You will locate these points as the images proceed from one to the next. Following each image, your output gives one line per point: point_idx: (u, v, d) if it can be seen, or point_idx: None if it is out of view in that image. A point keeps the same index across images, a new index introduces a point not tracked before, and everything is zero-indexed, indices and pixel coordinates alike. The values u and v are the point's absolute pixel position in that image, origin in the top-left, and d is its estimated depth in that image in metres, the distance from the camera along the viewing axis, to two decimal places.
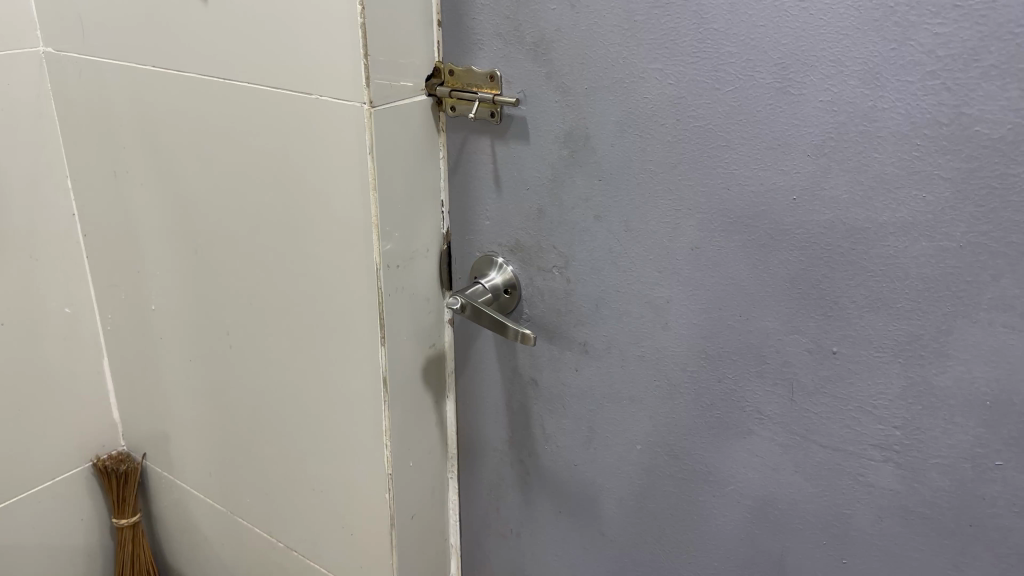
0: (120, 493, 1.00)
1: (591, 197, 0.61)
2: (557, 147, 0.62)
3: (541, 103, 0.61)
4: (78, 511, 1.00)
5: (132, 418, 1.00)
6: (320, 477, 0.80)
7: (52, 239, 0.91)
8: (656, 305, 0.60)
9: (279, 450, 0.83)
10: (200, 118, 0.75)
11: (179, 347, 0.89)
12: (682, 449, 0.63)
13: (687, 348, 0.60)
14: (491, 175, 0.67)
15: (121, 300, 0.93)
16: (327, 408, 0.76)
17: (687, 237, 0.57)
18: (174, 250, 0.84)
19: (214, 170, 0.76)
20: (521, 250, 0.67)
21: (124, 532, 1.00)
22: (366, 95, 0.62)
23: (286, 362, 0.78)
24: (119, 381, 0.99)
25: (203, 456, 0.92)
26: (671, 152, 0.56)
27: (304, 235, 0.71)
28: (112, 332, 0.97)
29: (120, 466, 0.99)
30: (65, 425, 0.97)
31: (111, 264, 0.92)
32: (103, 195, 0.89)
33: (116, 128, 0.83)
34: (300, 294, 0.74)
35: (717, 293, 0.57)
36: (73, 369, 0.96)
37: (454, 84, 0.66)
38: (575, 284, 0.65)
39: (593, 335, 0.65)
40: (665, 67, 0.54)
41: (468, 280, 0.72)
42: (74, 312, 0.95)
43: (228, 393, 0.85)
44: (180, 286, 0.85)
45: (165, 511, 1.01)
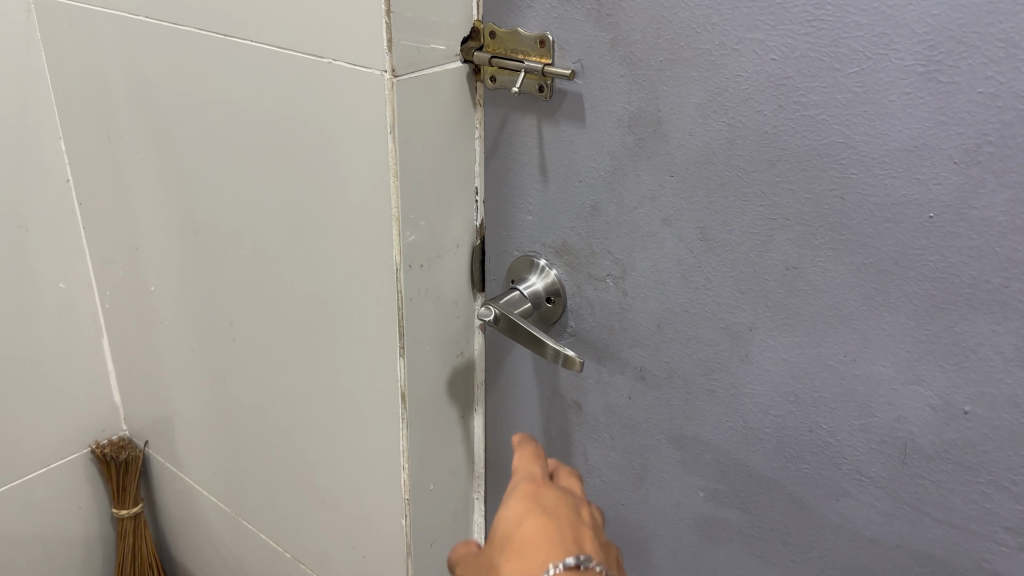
0: (121, 482, 0.93)
1: (659, 196, 0.50)
2: (620, 133, 0.50)
3: (602, 77, 0.50)
4: (78, 498, 0.94)
5: (133, 403, 0.92)
6: (330, 491, 0.71)
7: (43, 208, 0.82)
8: (734, 333, 0.49)
9: (285, 458, 0.74)
10: (199, 79, 0.64)
11: (180, 334, 0.80)
12: (756, 503, 0.52)
13: (771, 388, 0.49)
14: (537, 161, 0.55)
15: (121, 278, 0.84)
16: (338, 417, 0.67)
17: (782, 253, 0.46)
18: (174, 228, 0.74)
19: (215, 141, 0.66)
20: (569, 253, 0.56)
21: (124, 523, 0.94)
22: (387, 62, 0.50)
23: (295, 362, 0.68)
24: (121, 364, 0.91)
25: (206, 452, 0.84)
26: (768, 147, 0.44)
27: (315, 223, 0.61)
28: (112, 311, 0.88)
29: (121, 454, 0.92)
30: (60, 409, 0.89)
31: (109, 237, 0.83)
32: (98, 160, 0.79)
33: (109, 88, 0.73)
34: (309, 290, 0.64)
35: (814, 325, 0.46)
36: (68, 349, 0.88)
37: (494, 50, 0.54)
38: (633, 299, 0.54)
39: (652, 361, 0.54)
40: (768, 38, 0.42)
41: (504, 284, 0.61)
42: (69, 287, 0.86)
43: (231, 388, 0.76)
44: (179, 268, 0.75)
45: (170, 503, 0.95)
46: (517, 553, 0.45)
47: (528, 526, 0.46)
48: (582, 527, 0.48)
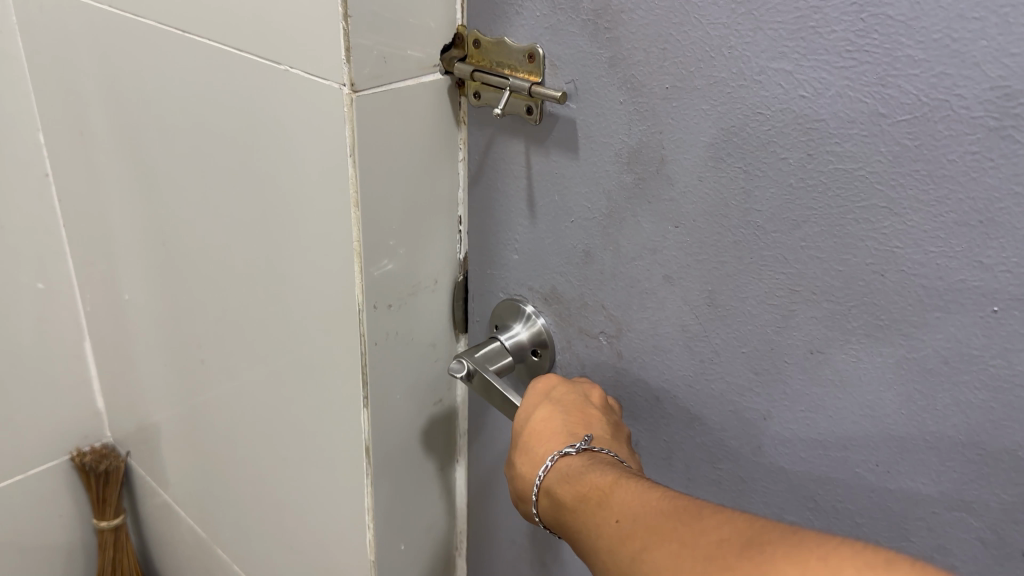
0: (101, 494, 0.89)
1: (661, 248, 0.41)
2: (617, 171, 0.42)
3: (599, 102, 0.41)
4: (56, 507, 0.89)
5: (116, 411, 0.87)
6: (298, 535, 0.65)
7: (19, 205, 0.76)
8: (744, 420, 0.41)
9: (257, 493, 0.68)
10: (161, 78, 0.57)
11: (155, 348, 0.74)
12: None
13: (785, 487, 0.41)
14: (525, 194, 0.47)
15: (98, 283, 0.78)
16: (304, 460, 0.60)
17: (803, 335, 0.37)
18: (144, 236, 0.68)
19: (179, 147, 0.59)
20: (559, 302, 0.48)
21: (104, 536, 0.91)
22: (345, 74, 0.42)
23: (262, 395, 0.62)
24: (104, 370, 0.86)
25: (182, 474, 0.78)
26: (791, 206, 0.36)
27: (277, 249, 0.54)
28: (93, 314, 0.83)
29: (101, 464, 0.88)
30: (39, 416, 0.84)
31: (87, 238, 0.77)
32: (73, 157, 0.73)
33: (78, 79, 0.66)
34: (274, 321, 0.57)
35: (841, 424, 0.37)
36: (47, 352, 0.83)
37: (479, 62, 0.46)
38: (629, 363, 0.46)
39: (650, 437, 0.46)
40: (797, 69, 0.34)
41: (488, 327, 0.54)
42: (48, 288, 0.81)
43: (202, 412, 0.70)
44: (151, 279, 0.69)
45: (150, 516, 0.91)
46: (528, 443, 0.45)
47: (537, 416, 0.46)
48: (598, 404, 0.46)
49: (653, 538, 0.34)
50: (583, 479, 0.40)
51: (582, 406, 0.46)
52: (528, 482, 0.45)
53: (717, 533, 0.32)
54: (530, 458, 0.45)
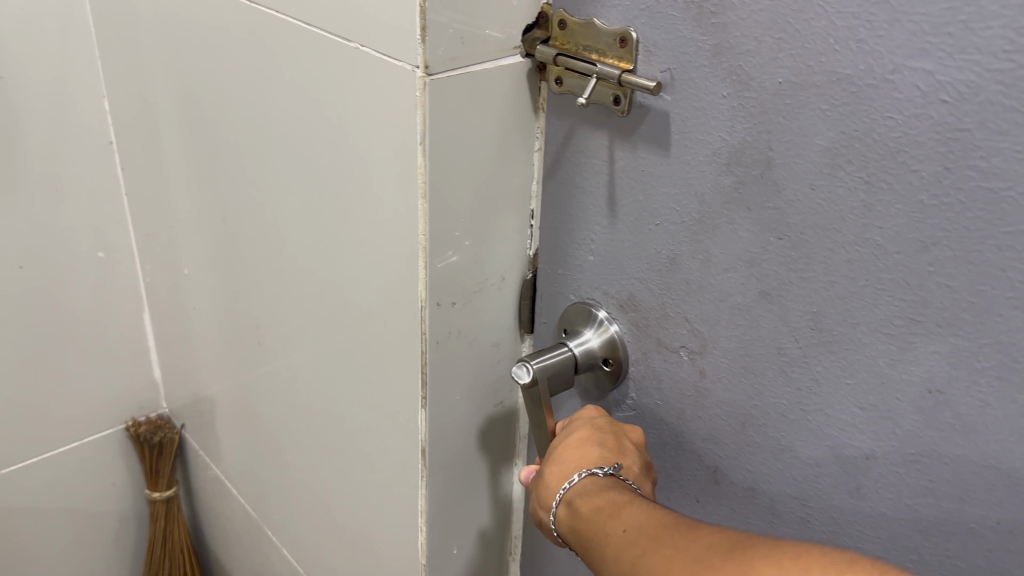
0: (154, 465, 0.89)
1: (759, 261, 0.37)
2: (714, 173, 0.38)
3: (698, 95, 0.37)
4: (111, 476, 0.90)
5: (171, 383, 0.87)
6: (349, 527, 0.63)
7: (82, 173, 0.75)
8: (842, 457, 0.37)
9: (308, 482, 0.66)
10: (224, 50, 0.54)
11: (211, 330, 0.72)
12: None
13: (885, 535, 0.37)
14: (603, 192, 0.43)
15: (159, 257, 0.77)
16: (357, 454, 0.58)
17: (922, 371, 0.33)
18: (205, 211, 0.66)
19: (240, 123, 0.56)
20: (637, 310, 0.45)
21: (156, 506, 0.91)
22: (420, 56, 0.39)
23: (317, 383, 0.60)
24: (162, 344, 0.85)
25: (233, 455, 0.77)
26: (920, 226, 0.31)
27: (336, 241, 0.51)
28: (153, 285, 0.82)
29: (155, 436, 0.87)
30: (97, 385, 0.85)
31: (149, 209, 0.75)
32: (138, 129, 0.71)
33: (143, 45, 0.64)
34: (330, 312, 0.55)
35: (957, 474, 0.33)
36: (109, 322, 0.83)
37: (562, 45, 0.42)
38: (711, 383, 0.42)
39: (729, 464, 0.43)
40: (939, 69, 0.29)
41: (556, 330, 0.50)
42: (109, 257, 0.80)
43: (257, 393, 0.69)
44: (211, 254, 0.67)
45: (202, 490, 0.90)
46: (558, 454, 0.42)
47: (574, 434, 0.43)
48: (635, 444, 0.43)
49: (655, 546, 0.33)
50: (606, 496, 0.38)
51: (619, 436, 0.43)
52: (546, 496, 0.42)
53: (706, 542, 0.32)
54: (556, 470, 0.42)
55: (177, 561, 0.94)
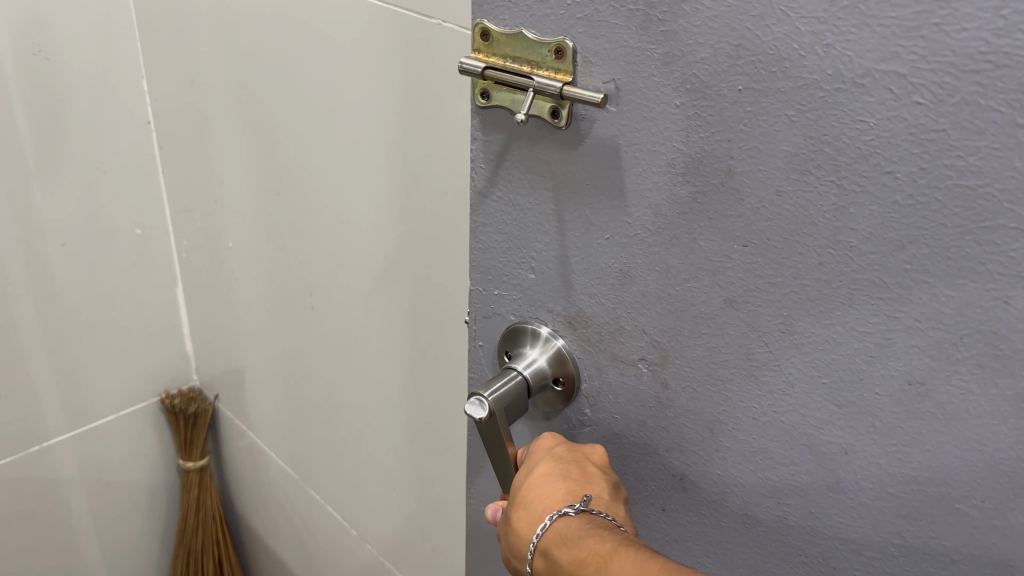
0: (188, 435, 1.00)
1: (723, 269, 0.37)
2: (669, 183, 0.37)
3: (648, 105, 0.36)
4: (145, 448, 1.01)
5: (206, 355, 0.98)
6: (395, 447, 0.74)
7: (124, 150, 0.84)
8: (819, 455, 0.38)
9: (385, 422, 0.74)
10: (292, 38, 0.61)
11: (258, 296, 0.81)
12: None
13: (868, 523, 0.38)
14: (544, 208, 0.41)
15: (199, 232, 0.87)
16: (413, 382, 0.68)
17: (901, 365, 0.34)
18: (253, 183, 0.73)
19: (301, 105, 0.63)
20: (587, 326, 0.43)
21: (191, 476, 1.02)
22: None
23: (369, 328, 0.69)
24: (197, 314, 0.95)
25: (279, 409, 0.87)
26: (896, 225, 0.31)
27: (404, 208, 0.60)
28: (187, 260, 0.92)
29: (189, 407, 0.98)
30: (133, 360, 0.95)
31: (185, 184, 0.85)
32: (189, 113, 0.78)
33: (194, 35, 0.72)
34: (392, 262, 0.63)
35: (940, 460, 0.34)
36: (139, 294, 0.92)
37: (486, 58, 0.39)
38: (675, 393, 0.41)
39: (698, 472, 0.42)
40: (912, 72, 0.29)
41: (496, 356, 0.48)
42: (145, 233, 0.90)
43: (300, 343, 0.79)
44: (256, 223, 0.76)
45: (237, 458, 1.02)
46: (524, 497, 0.41)
47: (535, 471, 0.41)
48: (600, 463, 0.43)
49: None
50: (587, 541, 0.37)
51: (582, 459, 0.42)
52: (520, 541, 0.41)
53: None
54: (525, 514, 0.41)
55: (209, 529, 1.04)
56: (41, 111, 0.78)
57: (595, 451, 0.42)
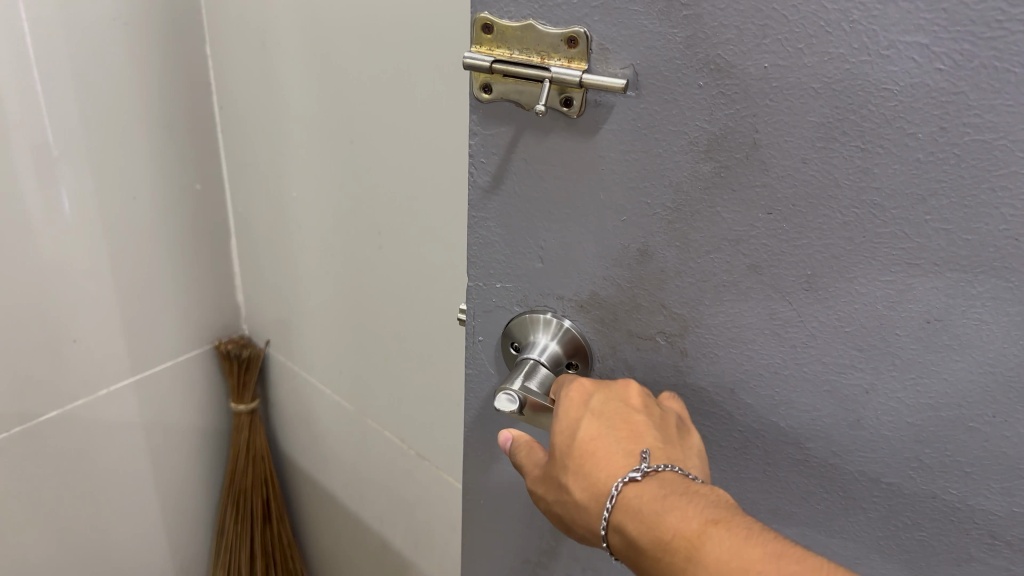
0: (240, 379, 1.04)
1: (746, 238, 0.39)
2: (691, 161, 0.38)
3: (669, 88, 0.37)
4: (198, 392, 1.05)
5: (259, 303, 1.01)
6: (428, 379, 0.84)
7: (188, 117, 0.88)
8: (840, 397, 0.41)
9: (427, 358, 0.82)
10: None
11: (328, 279, 0.87)
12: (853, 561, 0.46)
13: (887, 452, 0.41)
14: (555, 196, 0.41)
15: (259, 189, 0.90)
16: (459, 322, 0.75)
17: (919, 306, 0.37)
18: (326, 135, 0.77)
19: (382, 64, 0.67)
20: (601, 307, 0.44)
21: (241, 417, 1.06)
22: None
23: (421, 273, 0.76)
24: (252, 289, 1.01)
25: (332, 363, 0.95)
26: (917, 180, 0.35)
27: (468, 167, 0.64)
28: (243, 216, 0.95)
29: (244, 352, 1.02)
30: (190, 311, 0.99)
31: (245, 138, 0.88)
32: (256, 111, 0.84)
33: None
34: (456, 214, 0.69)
35: (955, 386, 0.38)
36: (200, 238, 0.95)
37: (491, 52, 0.39)
38: (695, 360, 0.43)
39: (719, 430, 0.45)
40: (934, 42, 0.32)
41: (501, 348, 0.48)
42: (205, 189, 0.93)
43: (359, 289, 0.84)
44: (320, 175, 0.80)
45: (284, 398, 1.08)
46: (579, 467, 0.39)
47: (585, 430, 0.40)
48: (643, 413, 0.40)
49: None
50: (670, 502, 0.35)
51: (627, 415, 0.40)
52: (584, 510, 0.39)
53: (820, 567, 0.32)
54: (584, 483, 0.39)
55: (258, 468, 1.10)
56: (125, 74, 0.81)
57: (631, 389, 0.41)
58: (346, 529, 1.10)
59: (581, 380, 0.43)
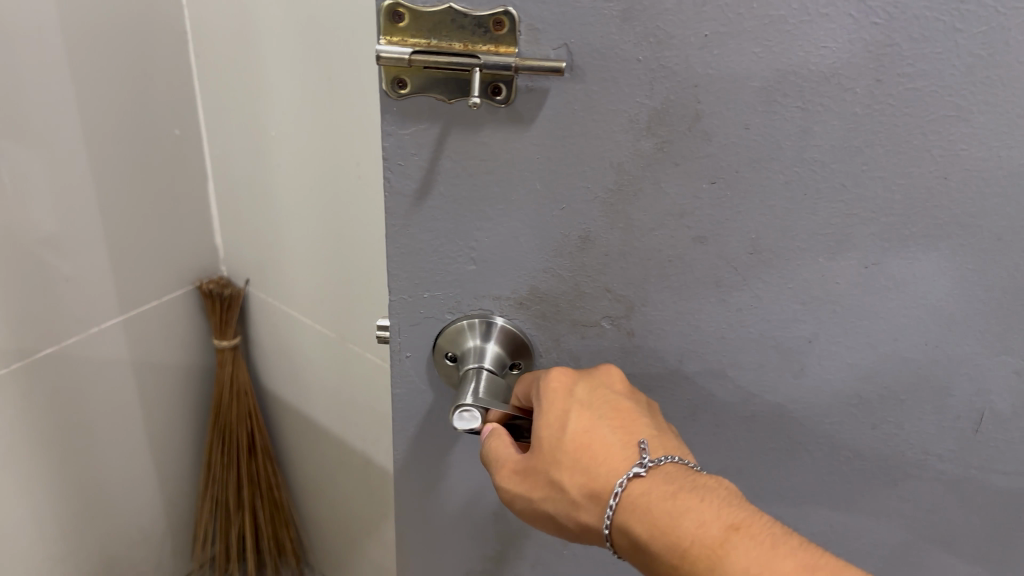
0: (222, 317, 0.87)
1: (691, 210, 0.38)
2: (636, 137, 0.36)
3: (608, 66, 0.35)
4: (180, 328, 0.89)
5: (237, 250, 0.85)
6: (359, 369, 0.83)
7: (155, 47, 0.71)
8: (786, 351, 0.42)
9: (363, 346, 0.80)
10: None
11: (290, 255, 0.79)
12: (797, 500, 0.48)
13: (830, 394, 0.43)
14: (486, 189, 0.38)
15: (235, 139, 0.75)
16: None
17: (859, 252, 0.39)
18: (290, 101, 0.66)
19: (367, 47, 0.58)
20: (542, 301, 0.42)
21: (224, 354, 0.90)
22: None
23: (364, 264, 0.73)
24: (232, 239, 0.85)
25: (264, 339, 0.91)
26: (854, 132, 0.35)
27: None
28: (221, 163, 0.79)
29: (224, 291, 0.86)
30: (169, 259, 0.83)
31: (222, 76, 0.72)
32: (227, 68, 0.70)
33: None
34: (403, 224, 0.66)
35: (891, 321, 0.40)
36: (178, 178, 0.79)
37: (405, 43, 0.35)
38: (642, 339, 0.42)
39: (667, 404, 0.45)
40: None
41: (435, 361, 0.44)
42: (183, 133, 0.77)
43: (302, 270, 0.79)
44: (280, 143, 0.70)
45: (269, 342, 0.91)
46: (574, 462, 0.39)
47: (575, 427, 0.39)
48: (627, 398, 0.41)
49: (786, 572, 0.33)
50: (679, 504, 0.36)
51: (613, 404, 0.40)
52: (581, 505, 0.39)
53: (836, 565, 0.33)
54: (582, 477, 0.38)
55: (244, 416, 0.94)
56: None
57: (614, 374, 0.42)
58: (347, 482, 0.97)
59: (563, 368, 0.41)
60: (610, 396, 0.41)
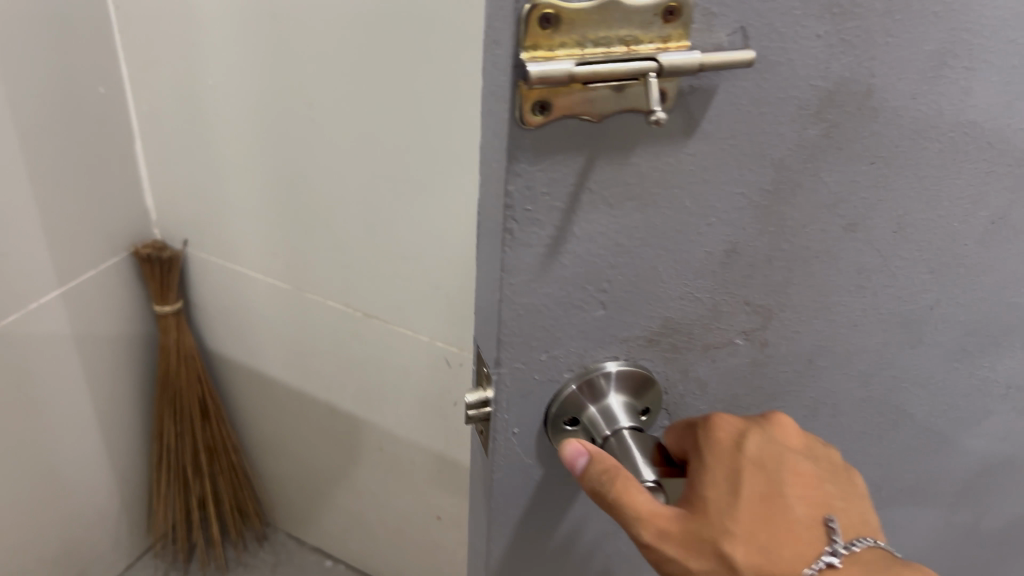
0: (163, 281, 0.87)
1: (846, 195, 0.34)
2: (803, 125, 0.31)
3: (787, 46, 0.29)
4: (120, 297, 0.88)
5: (174, 212, 0.84)
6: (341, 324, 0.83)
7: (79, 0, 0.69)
8: (908, 322, 0.39)
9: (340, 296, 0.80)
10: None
11: (250, 216, 0.79)
12: (892, 462, 0.47)
13: (941, 353, 0.42)
14: (634, 214, 0.31)
15: (173, 93, 0.73)
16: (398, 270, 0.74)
17: (990, 209, 0.37)
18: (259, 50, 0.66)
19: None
20: (674, 334, 0.36)
21: (169, 319, 0.90)
22: None
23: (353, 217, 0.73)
24: (169, 206, 0.84)
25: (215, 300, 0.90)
26: (1009, 83, 0.33)
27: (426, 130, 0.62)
28: (155, 120, 0.77)
29: (164, 253, 0.84)
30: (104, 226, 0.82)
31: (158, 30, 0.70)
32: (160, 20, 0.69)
33: None
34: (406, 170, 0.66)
35: (1006, 267, 0.39)
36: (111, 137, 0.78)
37: (555, 54, 0.25)
38: (775, 346, 0.38)
39: (790, 406, 0.41)
40: None
41: (553, 427, 0.37)
42: (109, 90, 0.75)
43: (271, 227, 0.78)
44: (243, 97, 0.69)
45: (213, 302, 0.91)
46: (756, 543, 0.34)
47: (753, 497, 0.34)
48: (792, 451, 0.37)
49: None
50: None
51: (787, 468, 0.36)
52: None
53: None
54: (762, 555, 0.34)
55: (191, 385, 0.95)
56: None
57: (787, 427, 0.37)
58: (308, 435, 0.99)
59: (728, 418, 0.36)
60: (780, 452, 0.36)
